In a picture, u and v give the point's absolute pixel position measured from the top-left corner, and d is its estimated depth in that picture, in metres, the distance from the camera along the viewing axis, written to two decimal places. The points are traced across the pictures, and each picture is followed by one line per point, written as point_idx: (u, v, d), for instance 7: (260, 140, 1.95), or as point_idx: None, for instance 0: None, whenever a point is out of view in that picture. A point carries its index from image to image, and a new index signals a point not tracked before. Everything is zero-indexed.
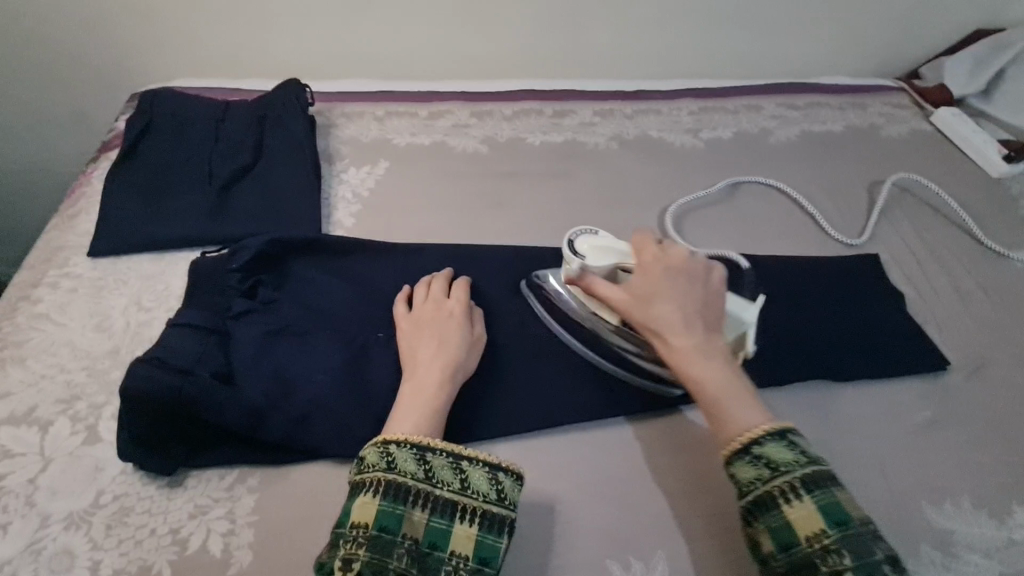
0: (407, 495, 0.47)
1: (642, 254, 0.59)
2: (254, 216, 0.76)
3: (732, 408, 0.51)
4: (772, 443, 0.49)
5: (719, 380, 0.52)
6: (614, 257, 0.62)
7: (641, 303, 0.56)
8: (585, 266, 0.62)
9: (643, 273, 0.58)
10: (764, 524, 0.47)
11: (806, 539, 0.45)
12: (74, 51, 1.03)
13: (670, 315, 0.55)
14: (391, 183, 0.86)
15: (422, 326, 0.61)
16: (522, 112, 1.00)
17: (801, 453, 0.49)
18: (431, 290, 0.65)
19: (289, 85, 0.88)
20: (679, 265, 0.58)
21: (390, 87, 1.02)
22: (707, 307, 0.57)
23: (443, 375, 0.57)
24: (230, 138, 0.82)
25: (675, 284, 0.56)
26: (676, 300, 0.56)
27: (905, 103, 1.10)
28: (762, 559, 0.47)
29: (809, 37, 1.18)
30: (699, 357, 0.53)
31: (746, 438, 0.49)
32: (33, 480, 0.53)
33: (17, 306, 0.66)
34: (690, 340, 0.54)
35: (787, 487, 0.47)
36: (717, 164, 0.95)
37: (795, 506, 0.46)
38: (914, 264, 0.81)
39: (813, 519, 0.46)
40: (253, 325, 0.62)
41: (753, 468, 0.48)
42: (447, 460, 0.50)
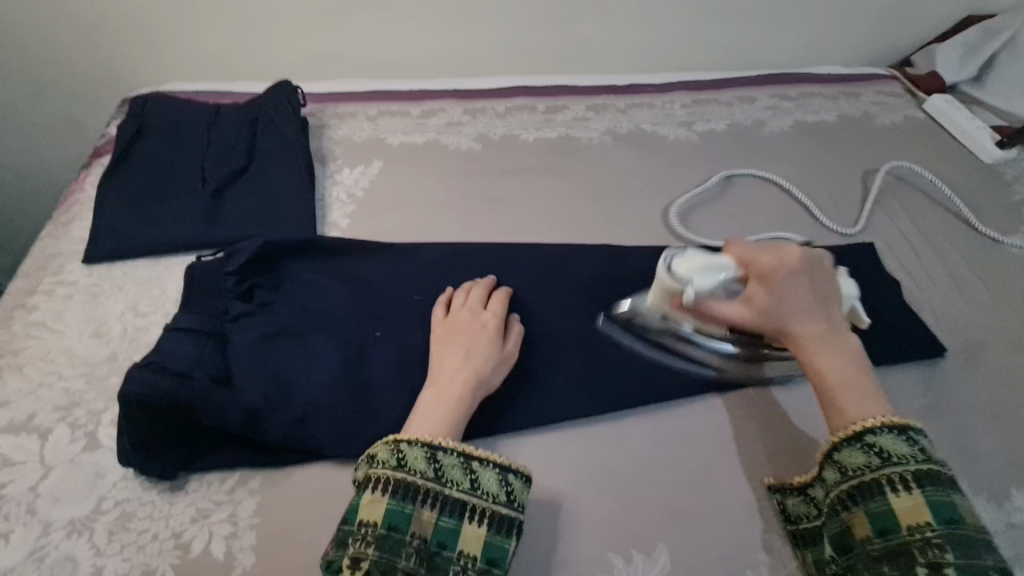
0: (416, 494, 0.48)
1: (749, 250, 0.58)
2: (249, 219, 0.76)
3: (850, 398, 0.52)
4: (888, 435, 0.49)
5: (840, 371, 0.53)
6: (721, 276, 0.57)
7: (756, 293, 0.56)
8: (698, 292, 0.57)
9: (757, 266, 0.57)
10: (863, 508, 0.48)
11: (908, 528, 0.46)
12: (62, 56, 1.03)
13: (796, 308, 0.55)
14: (385, 182, 0.86)
15: (455, 334, 0.61)
16: (515, 109, 1.00)
17: (920, 450, 0.49)
18: (470, 298, 0.65)
19: (280, 87, 0.87)
20: (797, 257, 0.56)
21: (382, 87, 1.02)
22: (826, 299, 0.56)
23: (466, 387, 0.56)
24: (223, 142, 0.82)
25: (794, 277, 0.56)
26: (799, 293, 0.56)
27: (897, 90, 1.10)
28: (853, 543, 0.49)
29: (800, 27, 1.17)
30: (821, 348, 0.54)
31: (861, 425, 0.50)
32: (33, 488, 0.53)
33: (13, 315, 0.65)
34: (811, 332, 0.55)
35: (896, 478, 0.48)
36: (711, 156, 0.95)
37: (902, 497, 0.47)
38: (909, 252, 0.81)
39: (920, 512, 0.46)
40: (251, 328, 0.62)
41: (862, 455, 0.49)
42: (457, 459, 0.50)
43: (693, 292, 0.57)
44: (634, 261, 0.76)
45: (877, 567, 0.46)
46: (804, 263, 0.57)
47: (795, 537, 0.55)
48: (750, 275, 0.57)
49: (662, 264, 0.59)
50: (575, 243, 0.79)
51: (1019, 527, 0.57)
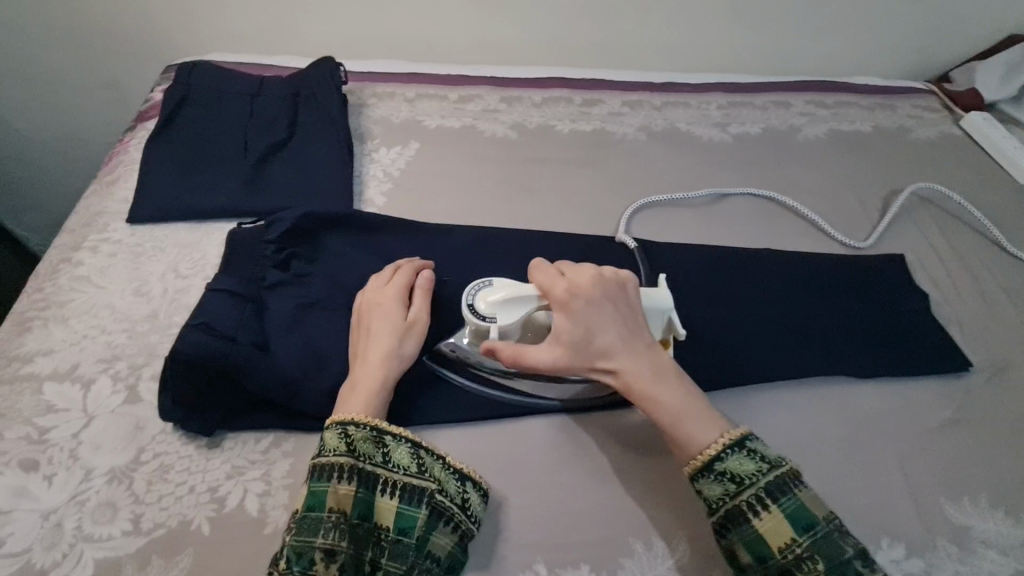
0: (328, 472, 0.49)
1: (550, 280, 0.58)
2: (288, 190, 0.77)
3: (689, 426, 0.52)
4: (730, 456, 0.50)
5: (672, 398, 0.54)
6: (524, 309, 0.58)
7: (567, 337, 0.55)
8: (503, 329, 0.57)
9: (556, 302, 0.56)
10: (736, 538, 0.49)
11: (778, 550, 0.47)
12: (109, 21, 1.04)
13: (609, 344, 0.55)
14: (421, 163, 0.87)
15: (362, 317, 0.60)
16: (552, 100, 1.01)
17: (761, 460, 0.50)
18: (375, 278, 0.63)
19: (323, 63, 0.89)
20: (589, 285, 0.57)
21: (421, 70, 1.03)
22: (633, 320, 0.57)
23: (375, 371, 0.55)
24: (266, 114, 0.83)
25: (595, 309, 0.56)
26: (604, 324, 0.55)
27: (934, 105, 1.10)
28: (738, 570, 0.49)
29: (839, 37, 1.17)
30: (648, 380, 0.54)
31: (703, 457, 0.51)
32: (76, 435, 0.55)
33: (58, 268, 0.67)
34: (633, 365, 0.55)
35: (754, 499, 0.49)
36: (745, 159, 0.95)
37: (764, 518, 0.48)
38: (938, 266, 0.81)
39: (782, 528, 0.48)
40: (287, 297, 0.64)
41: (719, 485, 0.50)
42: (370, 434, 0.52)
43: (496, 331, 0.57)
44: (665, 256, 0.77)
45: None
46: (600, 291, 0.57)
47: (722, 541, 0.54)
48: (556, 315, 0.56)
49: (466, 302, 0.59)
50: (606, 237, 0.80)
51: None
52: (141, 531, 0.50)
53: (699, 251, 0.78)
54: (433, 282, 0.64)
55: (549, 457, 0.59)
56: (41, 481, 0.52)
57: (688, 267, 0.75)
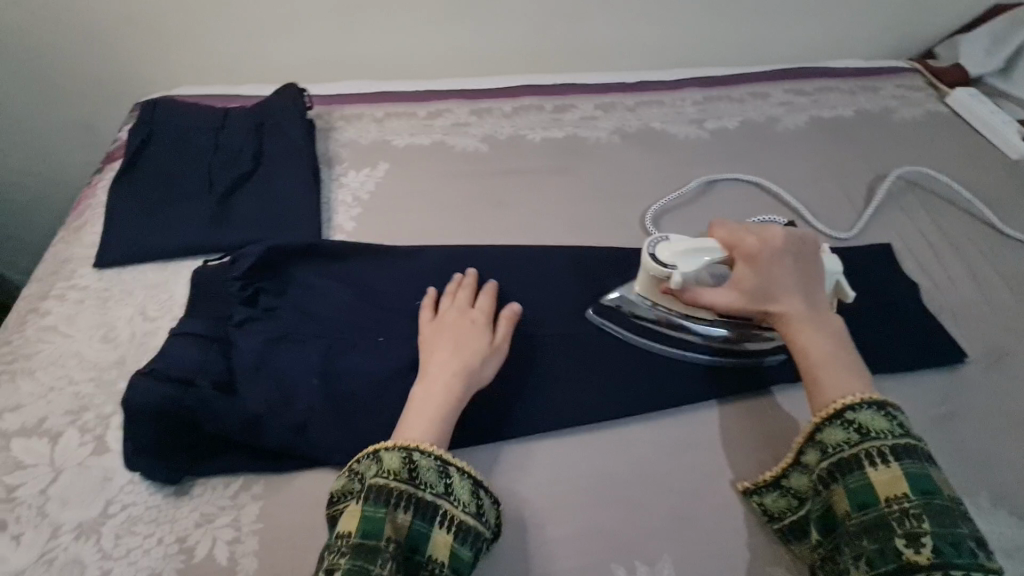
0: (390, 497, 0.48)
1: (739, 233, 0.61)
2: (255, 221, 0.76)
3: (830, 377, 0.54)
4: (866, 411, 0.51)
5: (824, 350, 0.55)
6: (706, 258, 0.60)
7: (749, 280, 0.59)
8: (684, 277, 0.60)
9: (742, 251, 0.60)
10: (842, 483, 0.50)
11: (885, 500, 0.48)
12: (78, 64, 1.04)
13: (781, 288, 0.58)
14: (390, 185, 0.86)
15: (442, 331, 0.62)
16: (522, 109, 0.99)
17: (897, 425, 0.51)
18: (457, 299, 0.66)
19: (286, 90, 0.88)
20: (780, 239, 0.60)
21: (389, 88, 1.02)
22: (810, 277, 0.59)
23: (458, 378, 0.57)
24: (231, 146, 0.82)
25: (780, 260, 0.59)
26: (782, 274, 0.58)
27: (918, 84, 1.07)
28: (837, 520, 0.50)
29: (817, 21, 1.15)
30: (806, 328, 0.56)
31: (841, 404, 0.52)
32: (44, 491, 0.54)
33: (25, 319, 0.67)
34: (799, 311, 0.57)
35: (873, 452, 0.50)
36: (723, 155, 0.93)
37: (881, 470, 0.49)
38: (929, 253, 0.79)
39: (896, 484, 0.48)
40: (255, 334, 0.62)
41: (842, 431, 0.51)
42: (434, 462, 0.51)
43: (677, 278, 0.60)
44: None
45: (857, 540, 0.47)
46: (791, 246, 0.60)
47: (784, 534, 0.55)
48: (738, 260, 0.60)
49: (646, 251, 0.62)
50: (581, 247, 0.79)
51: None
52: None
53: None
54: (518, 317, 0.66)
55: (532, 482, 0.59)
56: (8, 542, 0.51)
57: None
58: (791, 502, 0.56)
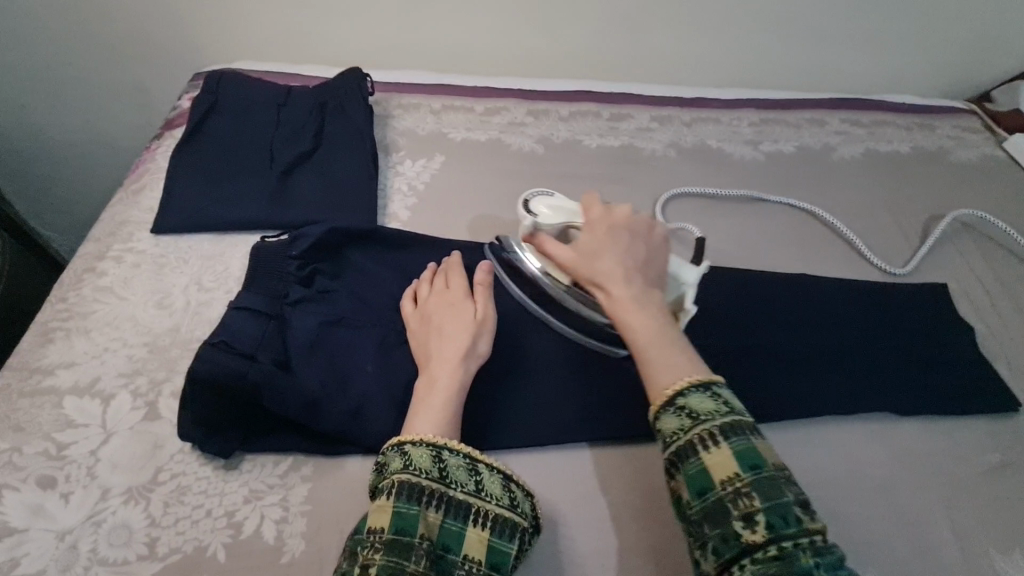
0: (421, 494, 0.47)
1: (594, 201, 0.65)
2: (313, 202, 0.76)
3: (658, 364, 0.51)
4: (694, 394, 0.49)
5: (652, 331, 0.53)
6: (568, 215, 0.66)
7: (583, 258, 0.59)
8: (537, 223, 0.65)
9: (588, 217, 0.63)
10: (682, 472, 0.47)
11: (721, 483, 0.45)
12: (139, 28, 1.05)
13: (608, 266, 0.57)
14: (445, 177, 0.85)
15: (428, 322, 0.61)
16: (579, 114, 0.99)
17: (724, 404, 0.49)
18: (434, 286, 0.64)
19: (350, 72, 0.88)
20: (624, 220, 0.62)
21: (447, 81, 1.02)
22: (646, 259, 0.59)
23: (455, 369, 0.56)
24: (292, 124, 0.82)
25: (618, 239, 0.60)
26: (611, 253, 0.58)
27: (975, 126, 1.06)
28: (682, 510, 0.47)
29: (877, 53, 1.14)
30: (631, 307, 0.54)
31: (671, 390, 0.49)
32: (94, 452, 0.54)
33: (81, 278, 0.67)
34: (625, 290, 0.56)
35: (705, 434, 0.47)
36: (779, 179, 0.92)
37: (712, 452, 0.46)
38: (984, 298, 0.78)
39: (728, 463, 0.46)
40: (310, 314, 0.62)
41: (675, 418, 0.49)
42: (463, 461, 0.50)
43: (529, 221, 0.66)
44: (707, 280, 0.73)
45: (699, 528, 0.45)
46: (626, 227, 0.61)
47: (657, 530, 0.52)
48: (585, 237, 0.61)
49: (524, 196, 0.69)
50: None
51: None
52: (156, 555, 0.49)
53: (733, 274, 0.75)
54: (492, 277, 0.65)
55: (580, 492, 0.58)
56: (58, 499, 0.51)
57: (721, 296, 0.72)
58: None
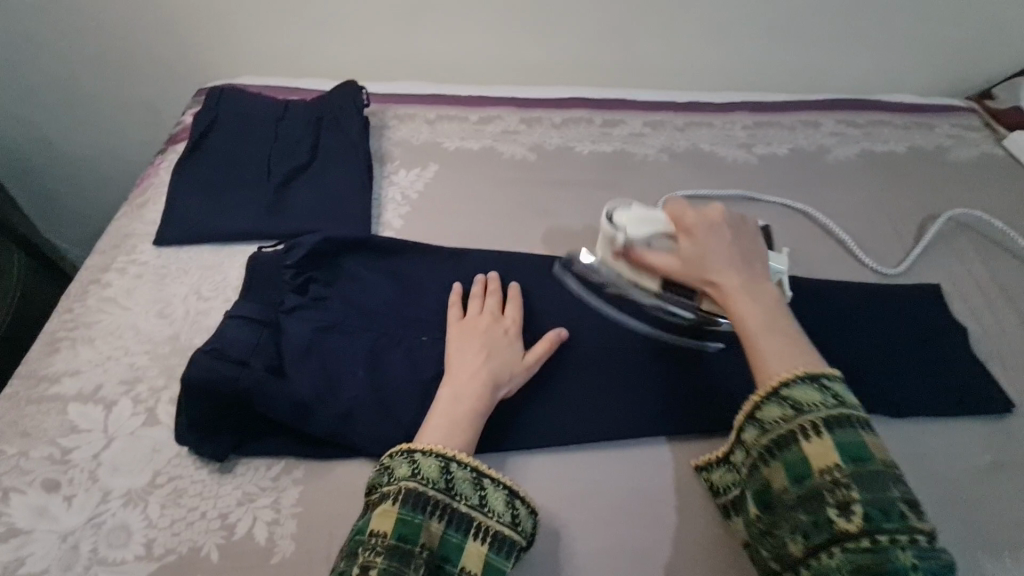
0: (426, 504, 0.49)
1: (682, 207, 0.67)
2: (308, 212, 0.78)
3: (771, 353, 0.55)
4: (799, 385, 0.52)
5: (761, 320, 0.57)
6: (654, 228, 0.67)
7: (685, 250, 0.64)
8: (630, 239, 0.67)
9: (682, 223, 0.65)
10: (780, 458, 0.50)
11: (819, 471, 0.48)
12: (147, 48, 1.09)
13: (717, 262, 0.62)
14: (438, 186, 0.87)
15: (470, 336, 0.64)
16: (571, 121, 1.00)
17: (831, 397, 0.51)
18: (486, 305, 0.68)
19: (345, 87, 0.91)
20: (719, 215, 0.65)
21: (442, 92, 1.04)
22: (747, 254, 0.63)
23: (483, 389, 0.58)
24: (289, 137, 0.85)
25: (716, 233, 0.64)
26: (715, 245, 0.63)
27: (974, 124, 1.05)
28: (774, 495, 0.50)
29: (874, 53, 1.14)
30: (741, 299, 0.59)
31: (777, 380, 0.53)
32: (96, 456, 0.56)
33: (87, 289, 0.69)
34: (734, 285, 0.60)
35: (808, 425, 0.50)
36: (772, 181, 0.93)
37: (813, 442, 0.49)
38: (978, 297, 0.77)
39: (829, 455, 0.49)
40: (304, 321, 0.65)
41: (778, 407, 0.52)
42: (469, 474, 0.52)
43: (622, 238, 0.68)
44: None
45: (794, 512, 0.48)
46: (726, 222, 0.65)
47: (727, 508, 0.57)
48: (681, 232, 0.65)
49: (605, 213, 0.71)
50: None
51: None
52: (153, 555, 0.51)
53: None
54: (562, 341, 0.67)
55: (568, 494, 0.59)
56: (61, 502, 0.53)
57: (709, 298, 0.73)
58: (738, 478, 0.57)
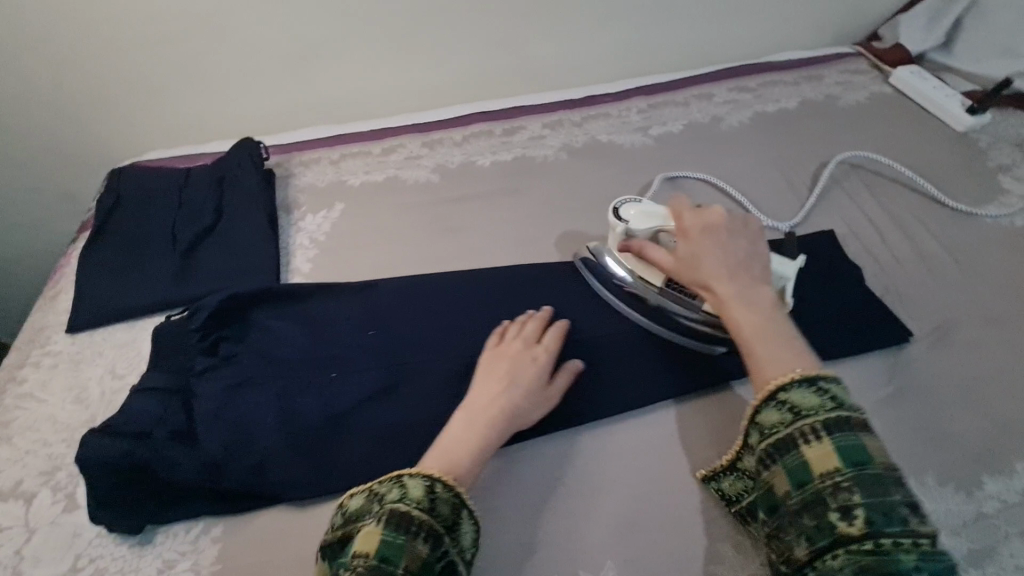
0: (411, 524, 0.46)
1: (681, 212, 0.65)
2: (215, 272, 0.79)
3: (766, 357, 0.53)
4: (797, 389, 0.49)
5: (758, 323, 0.55)
6: (660, 223, 0.69)
7: (682, 256, 0.62)
8: (631, 229, 0.70)
9: (682, 227, 0.64)
10: (780, 464, 0.48)
11: (818, 476, 0.45)
12: (56, 141, 1.11)
13: (714, 266, 0.60)
14: (345, 224, 0.89)
15: (500, 361, 0.63)
16: (472, 136, 1.02)
17: (829, 399, 0.48)
18: (523, 331, 0.67)
19: (244, 144, 0.93)
20: (718, 221, 0.62)
21: (344, 130, 1.06)
22: (752, 256, 0.61)
23: (498, 415, 0.58)
24: (192, 203, 0.87)
25: (713, 237, 0.61)
26: (714, 248, 0.60)
27: (862, 67, 1.08)
28: (778, 500, 0.47)
29: (759, 16, 1.17)
30: (739, 305, 0.57)
31: (773, 385, 0.50)
32: (18, 550, 0.57)
33: (4, 387, 0.71)
34: (732, 288, 0.58)
35: (808, 430, 0.47)
36: (667, 160, 0.95)
37: (814, 447, 0.46)
38: (874, 235, 0.79)
39: (828, 459, 0.45)
40: (215, 381, 0.66)
41: (775, 413, 0.50)
42: (453, 497, 0.50)
43: (620, 228, 0.71)
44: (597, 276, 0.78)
45: (797, 518, 0.45)
46: (726, 226, 0.62)
47: (742, 515, 0.57)
48: (681, 239, 0.63)
49: (614, 202, 0.73)
50: (530, 265, 0.81)
51: (989, 516, 0.55)
52: None
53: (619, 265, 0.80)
54: (575, 374, 0.65)
55: (481, 501, 0.60)
56: None
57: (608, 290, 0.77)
58: (747, 484, 0.56)
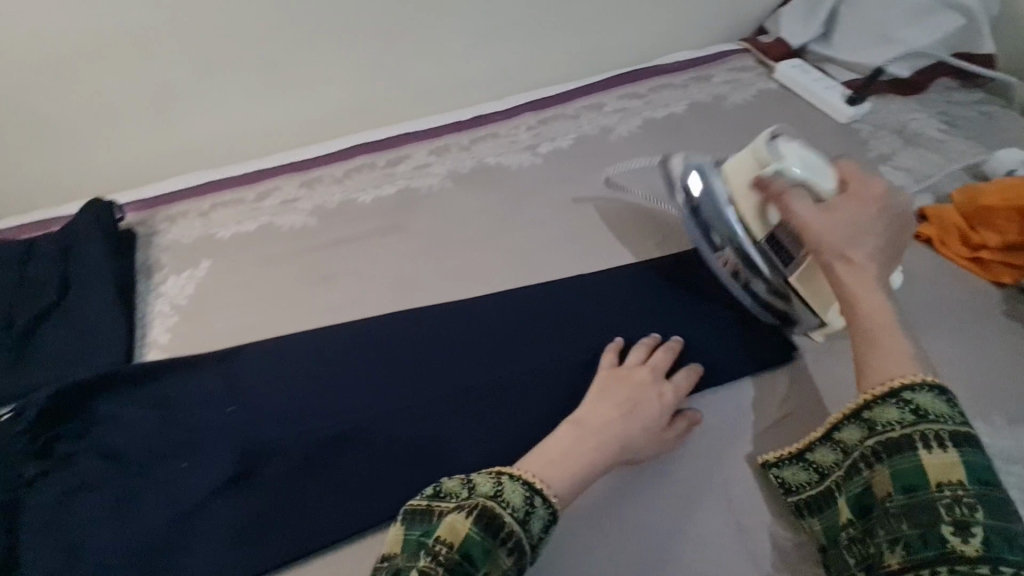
0: (498, 529, 0.48)
1: (855, 177, 0.65)
2: (58, 358, 0.71)
3: (889, 353, 0.54)
4: (927, 395, 0.51)
5: (883, 315, 0.57)
6: (812, 173, 0.66)
7: (835, 218, 0.62)
8: (773, 172, 0.66)
9: (852, 188, 0.64)
10: (889, 465, 0.50)
11: (936, 484, 0.47)
12: None
13: (858, 245, 0.60)
14: (211, 283, 0.81)
15: (625, 383, 0.63)
16: (353, 170, 0.96)
17: (958, 413, 0.50)
18: (653, 357, 0.66)
19: (93, 206, 0.84)
20: (885, 200, 0.63)
21: (215, 176, 0.98)
22: (894, 247, 0.62)
23: (624, 425, 0.58)
24: (32, 279, 0.78)
25: (871, 214, 0.62)
26: (866, 227, 0.61)
27: (748, 64, 1.07)
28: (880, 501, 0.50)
29: (644, 20, 1.15)
30: (869, 292, 0.58)
31: (897, 383, 0.52)
32: None
33: None
34: (867, 273, 0.59)
35: (927, 436, 0.49)
36: (554, 181, 0.91)
37: (933, 455, 0.48)
38: None
39: (952, 470, 0.48)
40: (49, 489, 0.59)
41: (897, 411, 0.51)
42: (546, 513, 0.50)
43: (772, 167, 0.66)
44: (477, 316, 0.74)
45: (897, 522, 0.48)
46: (887, 208, 0.63)
47: (800, 507, 0.58)
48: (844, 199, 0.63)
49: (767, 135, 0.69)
50: (410, 311, 0.75)
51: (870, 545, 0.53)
52: None
53: (504, 302, 0.76)
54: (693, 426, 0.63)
55: None
56: None
57: (491, 329, 0.73)
58: (811, 477, 0.58)
